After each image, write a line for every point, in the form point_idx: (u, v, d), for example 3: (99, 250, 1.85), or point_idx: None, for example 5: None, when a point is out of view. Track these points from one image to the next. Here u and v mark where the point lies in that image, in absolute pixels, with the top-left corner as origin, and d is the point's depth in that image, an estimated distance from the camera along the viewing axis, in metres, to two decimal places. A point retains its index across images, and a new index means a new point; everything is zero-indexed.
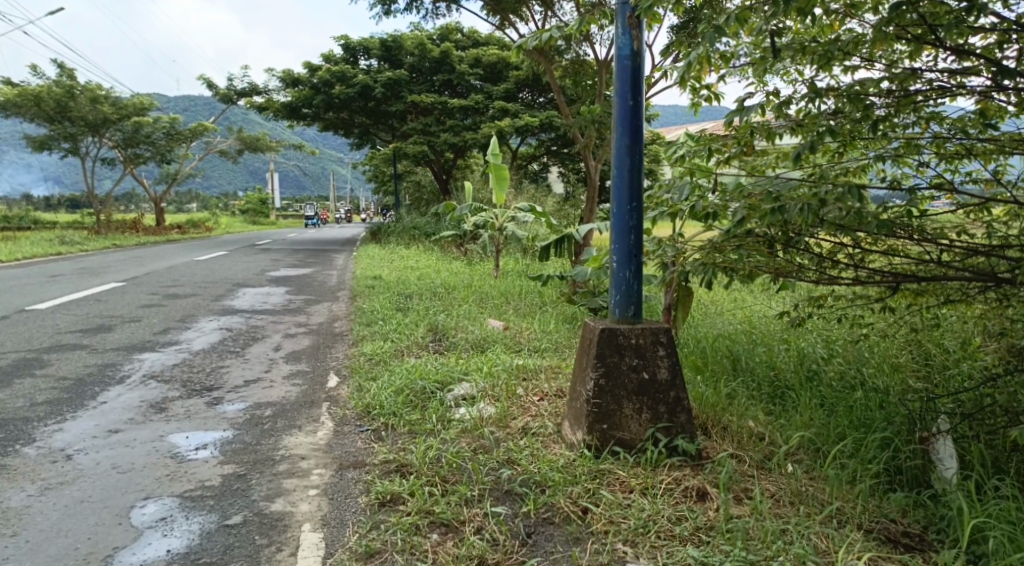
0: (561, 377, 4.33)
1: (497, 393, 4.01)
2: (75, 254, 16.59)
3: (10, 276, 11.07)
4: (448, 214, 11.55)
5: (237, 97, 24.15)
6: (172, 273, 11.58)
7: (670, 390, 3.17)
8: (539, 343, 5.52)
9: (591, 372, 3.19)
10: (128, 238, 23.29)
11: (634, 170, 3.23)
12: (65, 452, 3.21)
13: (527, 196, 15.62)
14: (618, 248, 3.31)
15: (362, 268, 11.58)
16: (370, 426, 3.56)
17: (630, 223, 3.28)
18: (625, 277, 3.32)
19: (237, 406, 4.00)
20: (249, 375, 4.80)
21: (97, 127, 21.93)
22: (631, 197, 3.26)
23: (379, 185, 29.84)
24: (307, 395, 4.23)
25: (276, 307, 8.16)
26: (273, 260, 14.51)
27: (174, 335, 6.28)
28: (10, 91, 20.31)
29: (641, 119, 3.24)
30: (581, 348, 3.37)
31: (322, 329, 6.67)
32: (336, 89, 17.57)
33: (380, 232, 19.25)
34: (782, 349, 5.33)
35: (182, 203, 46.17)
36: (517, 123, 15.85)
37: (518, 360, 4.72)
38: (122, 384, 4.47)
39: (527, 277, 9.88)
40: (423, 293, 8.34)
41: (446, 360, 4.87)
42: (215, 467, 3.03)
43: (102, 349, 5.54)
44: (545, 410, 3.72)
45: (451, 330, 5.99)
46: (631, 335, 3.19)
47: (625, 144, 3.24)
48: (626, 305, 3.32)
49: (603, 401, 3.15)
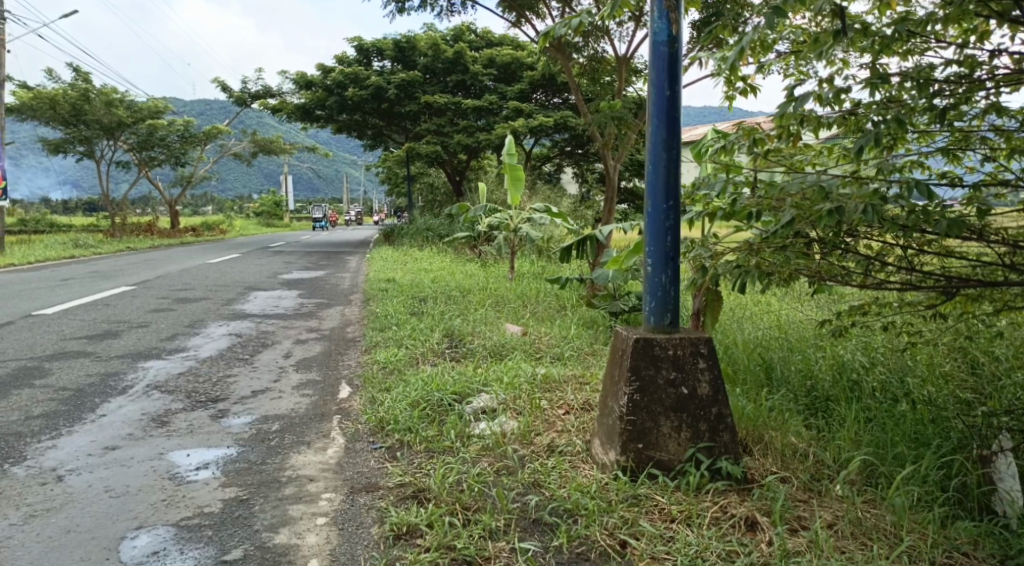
0: (588, 389, 4.06)
1: (519, 406, 3.75)
2: (89, 257, 16.51)
3: (20, 279, 10.93)
4: (463, 215, 11.31)
5: (251, 100, 24.07)
6: (184, 276, 11.42)
7: (711, 406, 2.91)
8: (560, 350, 5.25)
9: (624, 386, 2.93)
10: (143, 241, 23.25)
11: (671, 165, 2.98)
12: (56, 473, 2.99)
13: (542, 196, 15.37)
14: (653, 251, 3.05)
15: (376, 271, 11.37)
16: (384, 443, 3.30)
17: (665, 223, 3.03)
18: (661, 282, 3.06)
19: (243, 420, 3.76)
20: (257, 385, 4.57)
21: (111, 130, 21.90)
22: (667, 195, 3.01)
23: (393, 187, 29.68)
24: (317, 407, 3.99)
25: (287, 312, 7.94)
26: (286, 263, 14.32)
27: (181, 341, 6.07)
28: (25, 94, 20.32)
29: (679, 111, 2.99)
30: (611, 360, 3.12)
31: (334, 335, 6.43)
32: (349, 91, 17.39)
33: (393, 234, 19.04)
34: (819, 356, 5.05)
35: (197, 206, 46.31)
36: (532, 123, 15.62)
37: (541, 369, 4.45)
38: (124, 395, 4.24)
39: (544, 280, 9.61)
40: (438, 297, 8.09)
41: (463, 369, 4.60)
42: (216, 491, 2.79)
43: (106, 357, 5.33)
44: (572, 425, 3.46)
45: (468, 336, 5.73)
46: (668, 345, 2.93)
47: (662, 136, 2.99)
48: (661, 313, 3.06)
49: (638, 419, 2.89)
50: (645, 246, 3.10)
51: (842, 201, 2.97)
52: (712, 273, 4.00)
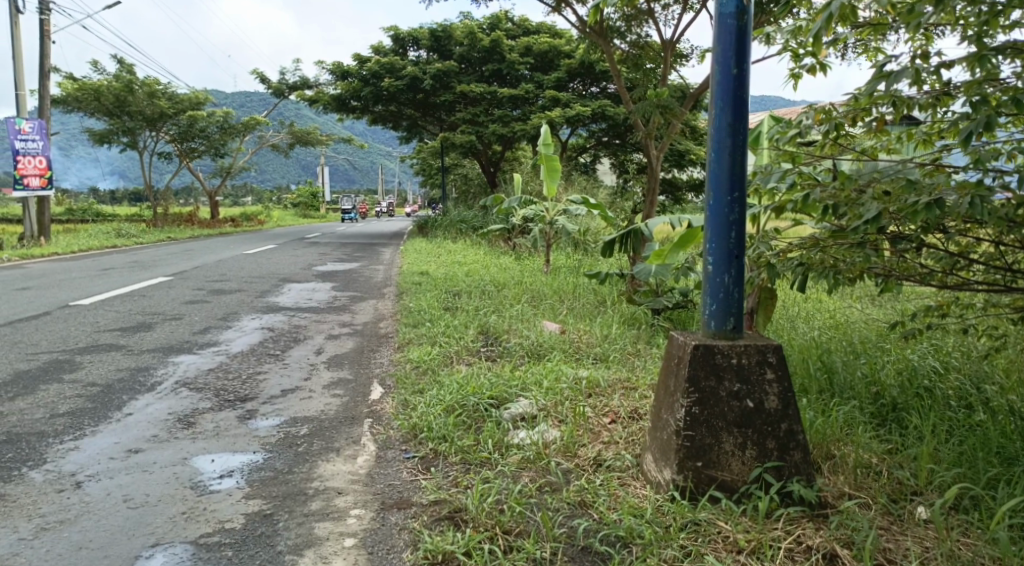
0: (636, 394, 3.81)
1: (561, 414, 3.50)
2: (129, 246, 16.67)
3: (60, 269, 11.02)
4: (498, 207, 11.10)
5: (288, 91, 24.14)
6: (220, 267, 11.39)
7: (780, 421, 2.67)
8: (602, 352, 4.98)
9: (680, 397, 2.69)
10: (182, 231, 23.49)
11: (736, 152, 2.74)
12: (75, 479, 2.83)
13: (578, 188, 15.08)
14: (715, 248, 2.79)
15: (409, 263, 11.21)
16: (418, 452, 3.09)
17: (729, 217, 2.77)
18: (723, 282, 2.79)
19: (271, 422, 3.58)
20: (287, 384, 4.39)
21: (152, 120, 22.13)
22: (731, 186, 2.76)
23: (426, 178, 29.61)
24: (347, 410, 3.79)
25: (320, 305, 7.79)
26: (321, 255, 14.27)
27: (213, 335, 5.95)
28: (70, 85, 20.63)
29: (746, 93, 2.75)
30: (665, 367, 2.88)
31: (366, 330, 6.25)
32: (385, 81, 17.25)
33: (428, 226, 18.90)
34: (885, 360, 4.74)
35: (236, 197, 46.88)
36: (568, 113, 15.35)
37: (583, 372, 4.20)
38: (151, 393, 4.09)
39: (580, 274, 9.35)
40: (473, 291, 7.87)
41: (499, 370, 4.37)
42: (240, 504, 2.60)
43: (137, 351, 5.21)
44: (619, 435, 3.21)
45: (504, 334, 5.49)
46: (732, 353, 2.68)
47: (727, 120, 2.74)
48: (723, 317, 2.79)
49: (697, 434, 2.65)
50: (705, 243, 2.84)
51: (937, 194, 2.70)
52: (772, 270, 3.75)
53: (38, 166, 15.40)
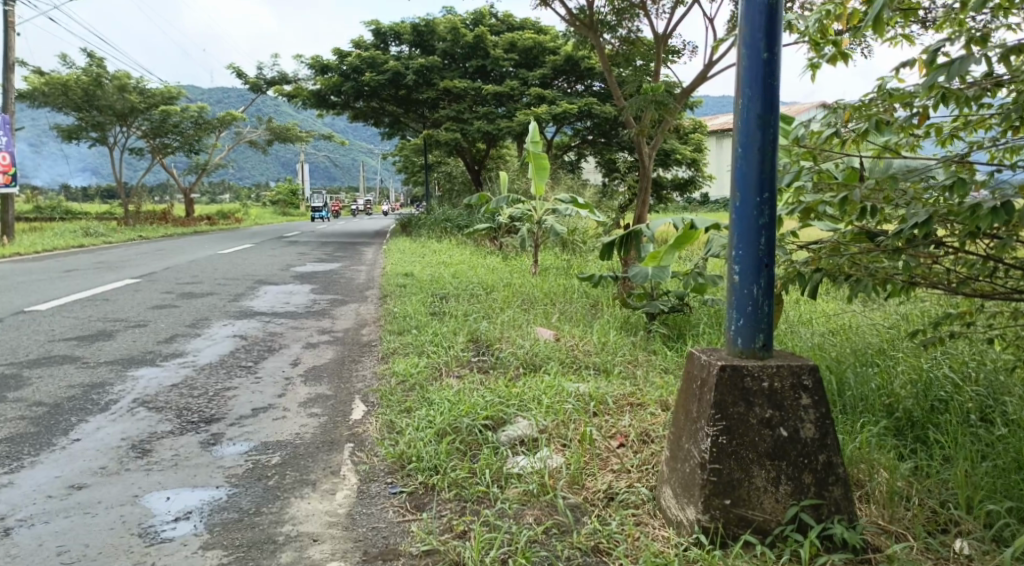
0: (646, 412, 3.45)
1: (564, 437, 3.14)
2: (98, 246, 16.08)
3: (22, 270, 10.49)
4: (483, 206, 10.72)
5: (266, 87, 23.58)
6: (192, 268, 10.91)
7: (818, 452, 2.27)
8: (601, 363, 4.64)
9: (705, 425, 2.31)
10: (155, 229, 22.86)
11: (766, 147, 2.34)
12: (4, 525, 2.46)
13: (564, 187, 14.77)
14: (742, 258, 2.39)
15: (392, 264, 10.78)
16: (405, 486, 2.72)
17: (758, 220, 2.37)
18: (749, 295, 2.39)
19: (238, 449, 3.20)
20: (258, 402, 4.00)
21: (124, 115, 21.48)
22: (760, 185, 2.36)
23: (409, 176, 29.14)
24: (326, 433, 3.42)
25: (298, 310, 7.38)
26: (300, 254, 13.83)
27: (180, 344, 5.54)
28: (37, 79, 19.96)
29: (777, 79, 2.35)
30: (687, 390, 2.50)
31: (347, 337, 5.86)
32: (365, 76, 16.80)
33: (410, 224, 18.49)
34: (897, 368, 4.43)
35: (215, 195, 46.03)
36: (555, 110, 15.04)
37: (583, 387, 3.85)
38: (105, 413, 3.70)
39: (570, 276, 9.00)
40: (460, 294, 7.51)
41: (492, 385, 4.00)
42: (195, 558, 2.24)
43: (94, 364, 4.79)
44: (631, 462, 2.85)
45: (496, 342, 5.13)
46: (762, 375, 2.30)
47: (756, 111, 2.34)
48: (751, 334, 2.40)
49: (725, 468, 2.27)
50: (730, 250, 2.44)
51: (1005, 196, 2.36)
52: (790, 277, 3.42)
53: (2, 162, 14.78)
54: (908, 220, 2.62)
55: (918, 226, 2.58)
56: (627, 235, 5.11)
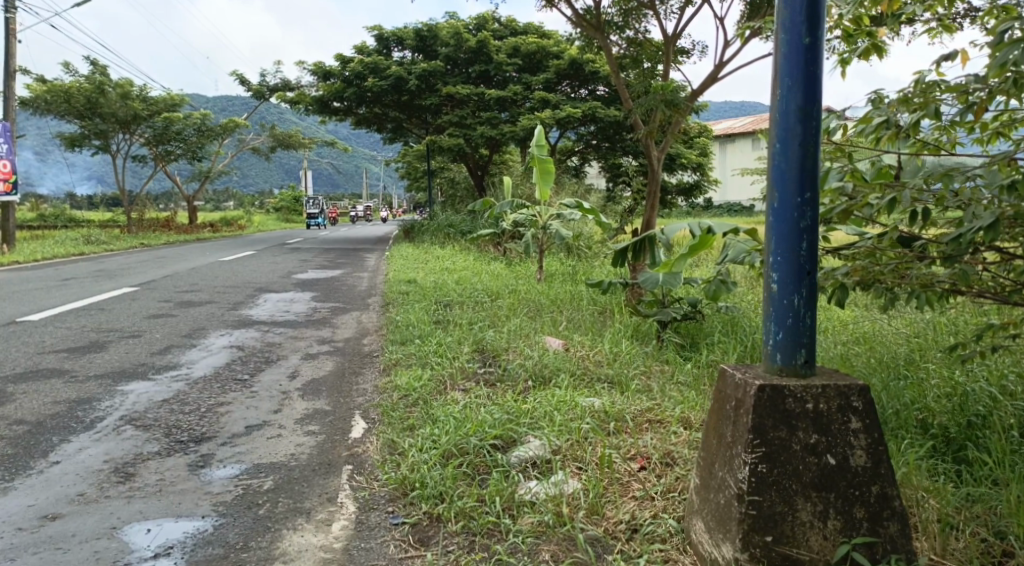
0: (666, 429, 3.23)
1: (580, 459, 2.91)
2: (98, 253, 15.88)
3: (18, 279, 10.26)
4: (487, 211, 10.50)
5: (269, 94, 23.45)
6: (192, 276, 10.70)
7: (870, 483, 2.05)
8: (615, 376, 4.40)
9: (742, 450, 2.10)
10: (157, 236, 22.67)
11: (807, 143, 2.13)
12: None
13: (569, 192, 14.56)
14: (781, 264, 2.18)
15: (394, 271, 10.55)
16: (408, 517, 2.50)
17: (799, 223, 2.16)
18: (789, 305, 2.17)
19: (228, 472, 2.97)
20: (252, 419, 3.76)
21: (127, 123, 21.37)
22: (801, 185, 2.15)
23: (411, 182, 28.96)
24: (322, 454, 3.18)
25: (297, 319, 7.15)
26: (302, 261, 13.63)
27: (174, 356, 5.31)
28: (39, 86, 19.85)
29: (820, 67, 2.13)
30: (719, 413, 2.28)
31: (348, 348, 5.63)
32: (368, 82, 16.62)
33: (413, 230, 18.30)
34: (930, 380, 4.18)
35: (218, 202, 45.96)
36: (558, 115, 14.85)
37: (597, 402, 3.61)
38: (88, 433, 3.48)
39: (577, 283, 8.77)
40: (465, 301, 7.29)
41: (499, 400, 3.76)
42: None
43: (83, 378, 4.56)
44: (656, 489, 2.61)
45: (503, 353, 4.90)
46: (805, 397, 2.09)
47: (796, 103, 2.12)
48: (791, 350, 2.18)
49: (766, 500, 2.04)
50: (767, 255, 2.23)
51: None
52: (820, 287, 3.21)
53: (3, 170, 14.60)
54: (972, 223, 2.41)
55: (982, 230, 2.35)
56: (641, 242, 4.83)
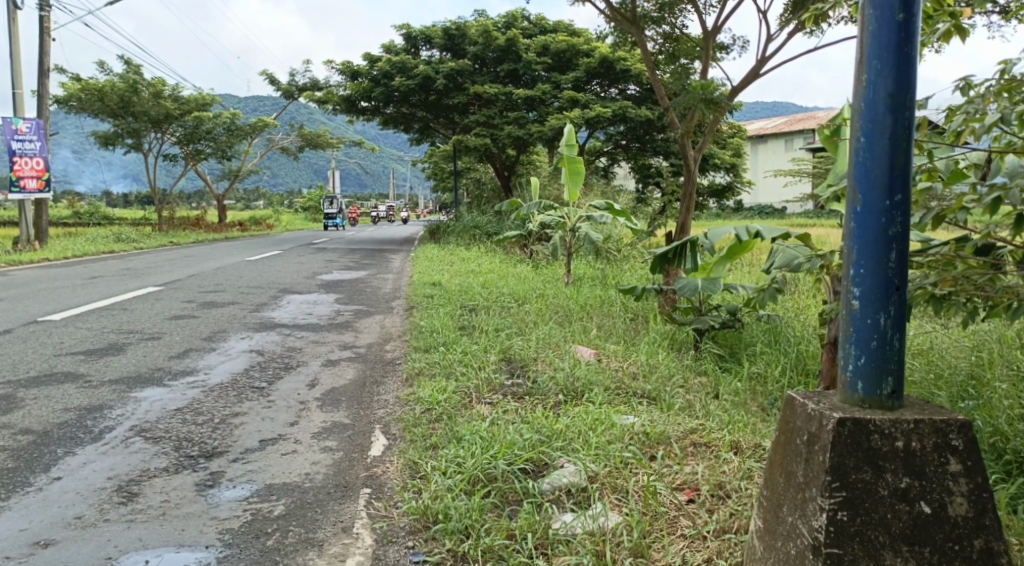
0: (715, 456, 2.97)
1: (620, 489, 2.65)
2: (127, 252, 15.90)
3: (45, 277, 10.22)
4: (514, 212, 10.25)
5: (298, 93, 23.47)
6: (217, 276, 10.59)
7: (969, 536, 1.81)
8: (652, 391, 4.13)
9: (817, 493, 1.86)
10: (186, 235, 22.78)
11: (898, 136, 1.86)
12: None
13: (598, 193, 14.28)
14: (864, 276, 1.91)
15: (419, 273, 10.35)
16: (430, 555, 2.27)
17: (887, 230, 1.88)
18: (874, 325, 1.90)
19: (236, 494, 2.75)
20: (266, 432, 3.54)
21: (158, 122, 21.50)
22: (891, 185, 1.88)
23: (438, 182, 28.83)
24: (339, 475, 2.95)
25: (319, 322, 6.95)
26: (328, 262, 13.50)
27: (192, 360, 5.13)
28: (73, 85, 20.05)
29: (914, 49, 1.86)
30: (787, 448, 2.03)
31: (370, 354, 5.41)
32: (395, 81, 16.46)
33: (439, 230, 18.13)
34: (1001, 399, 3.85)
35: (249, 202, 46.34)
36: (588, 114, 14.58)
37: (635, 422, 3.35)
38: (94, 446, 3.29)
39: (607, 287, 8.49)
40: (491, 306, 7.04)
41: (529, 417, 3.50)
42: None
43: (97, 383, 4.38)
44: (709, 531, 2.36)
45: (531, 363, 4.65)
46: (895, 433, 1.84)
47: (886, 89, 1.86)
48: (876, 379, 1.91)
49: (845, 552, 1.80)
50: (848, 267, 1.96)
51: None
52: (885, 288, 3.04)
53: (35, 167, 14.67)
54: None
55: None
56: (682, 245, 4.51)
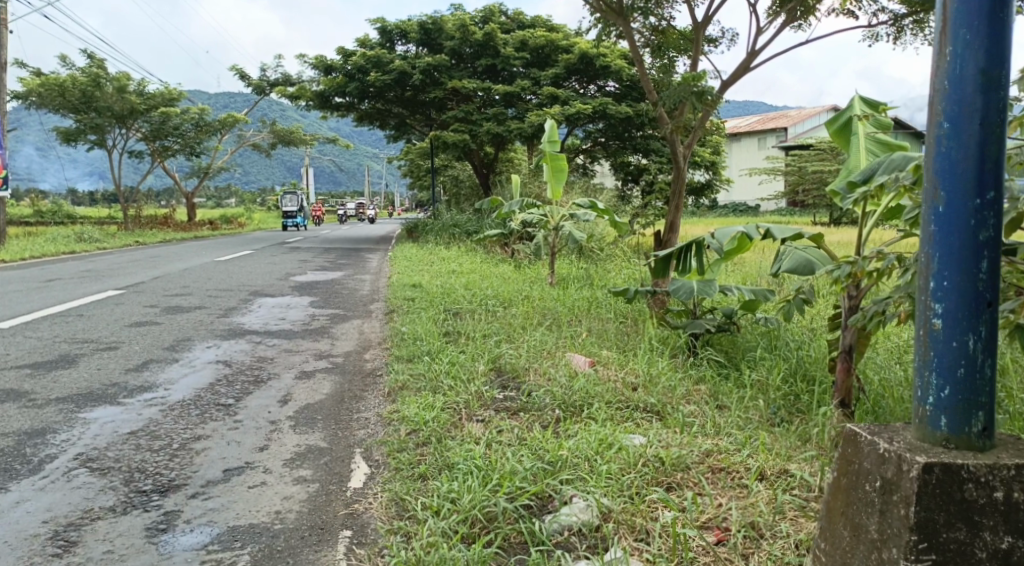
0: (740, 487, 2.62)
1: (639, 528, 2.32)
2: (90, 253, 15.26)
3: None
4: (496, 211, 9.88)
5: (269, 89, 22.87)
6: (184, 278, 10.08)
7: None
8: (656, 404, 3.80)
9: (899, 554, 1.55)
10: (154, 234, 22.08)
11: (991, 119, 1.51)
12: None
13: (579, 191, 13.97)
14: (948, 290, 1.55)
15: (397, 274, 9.95)
16: None
17: (978, 235, 1.53)
18: (961, 349, 1.54)
19: (195, 540, 2.38)
20: (231, 460, 3.14)
21: (124, 118, 20.77)
22: (981, 181, 1.52)
23: (414, 180, 28.38)
24: (314, 513, 2.58)
25: (292, 328, 6.54)
26: (301, 262, 13.04)
27: (152, 373, 4.70)
28: (33, 80, 19.29)
29: (1009, 14, 1.52)
30: (851, 495, 1.70)
31: (347, 364, 5.03)
32: (370, 76, 15.97)
33: (417, 229, 17.70)
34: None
35: (221, 200, 45.44)
36: (567, 110, 14.28)
37: (645, 444, 3.01)
38: (31, 480, 2.88)
39: (594, 288, 8.17)
40: (475, 310, 6.69)
41: (528, 440, 3.16)
42: None
43: (42, 402, 3.94)
44: None
45: (523, 374, 4.31)
46: (992, 482, 1.54)
47: (976, 63, 1.52)
48: (964, 414, 1.56)
49: None
50: (926, 279, 1.61)
51: None
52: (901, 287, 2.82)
53: None
54: None
55: None
56: (687, 247, 4.20)
